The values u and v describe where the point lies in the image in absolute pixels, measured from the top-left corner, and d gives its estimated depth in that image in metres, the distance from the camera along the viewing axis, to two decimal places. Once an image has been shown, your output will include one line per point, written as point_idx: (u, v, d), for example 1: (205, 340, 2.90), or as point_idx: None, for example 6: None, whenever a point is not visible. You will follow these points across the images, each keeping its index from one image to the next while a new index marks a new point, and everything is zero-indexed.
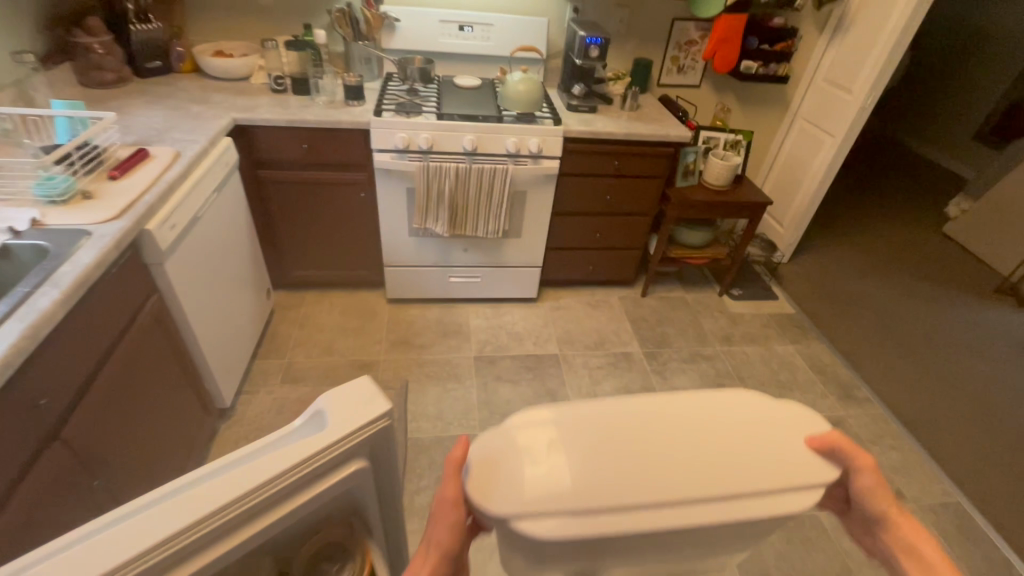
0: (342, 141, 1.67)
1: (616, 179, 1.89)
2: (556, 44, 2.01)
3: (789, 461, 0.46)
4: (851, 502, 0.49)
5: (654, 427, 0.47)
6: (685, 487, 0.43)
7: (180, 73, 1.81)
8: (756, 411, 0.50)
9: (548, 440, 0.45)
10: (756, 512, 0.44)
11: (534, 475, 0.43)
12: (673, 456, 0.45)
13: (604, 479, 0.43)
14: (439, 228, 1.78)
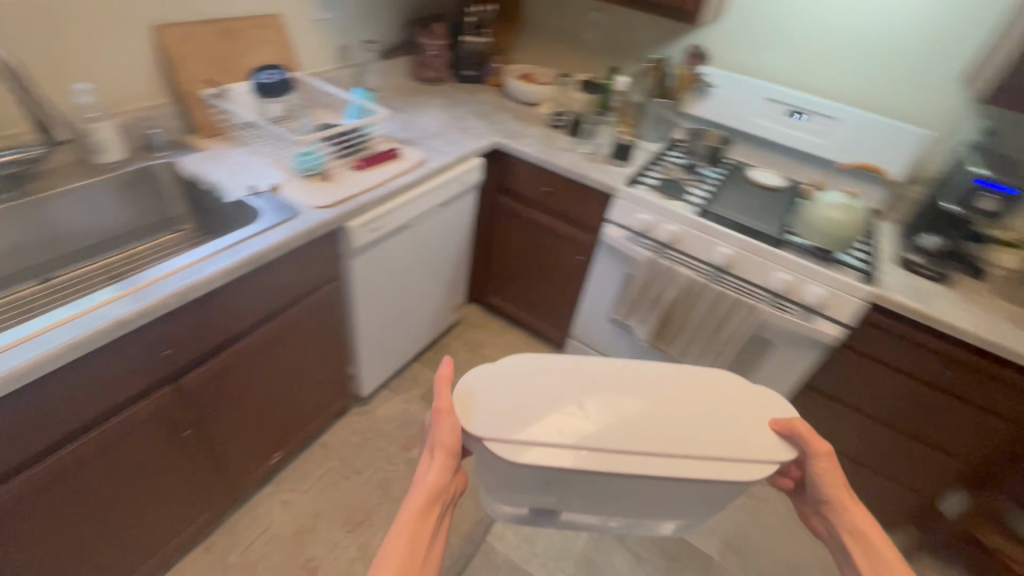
0: (582, 198, 1.48)
1: (936, 391, 1.20)
2: (930, 168, 1.39)
3: (686, 415, 0.74)
4: (811, 483, 0.71)
5: (561, 386, 0.76)
6: (594, 429, 0.69)
7: (487, 85, 1.90)
8: (722, 390, 0.78)
9: (495, 390, 0.74)
10: (715, 466, 0.67)
11: (508, 404, 0.71)
12: (643, 431, 0.70)
13: (536, 417, 0.70)
14: (640, 333, 1.45)
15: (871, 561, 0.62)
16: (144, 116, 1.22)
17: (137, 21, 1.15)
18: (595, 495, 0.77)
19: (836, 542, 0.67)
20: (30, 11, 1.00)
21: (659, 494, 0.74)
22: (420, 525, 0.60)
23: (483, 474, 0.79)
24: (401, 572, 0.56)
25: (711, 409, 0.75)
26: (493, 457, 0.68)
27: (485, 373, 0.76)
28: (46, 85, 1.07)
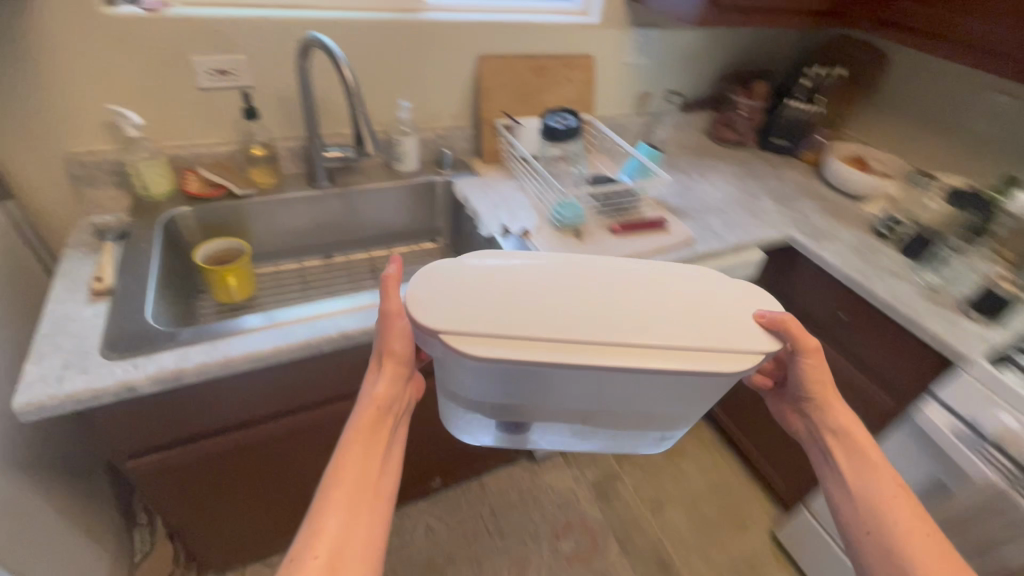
0: (898, 347, 1.07)
1: None
2: None
3: (712, 327, 0.56)
4: (846, 428, 0.66)
5: (522, 263, 0.60)
6: (637, 333, 0.53)
7: (798, 159, 1.57)
8: (729, 291, 0.61)
9: (475, 281, 0.56)
10: (707, 360, 0.53)
11: (465, 293, 0.55)
12: (574, 312, 0.55)
13: (523, 314, 0.53)
14: None
15: (876, 542, 0.59)
16: (444, 135, 1.31)
17: (467, 51, 1.23)
18: (557, 400, 0.61)
19: (822, 449, 0.67)
20: (391, 36, 1.14)
21: (647, 399, 0.59)
22: (371, 435, 0.61)
23: (445, 375, 0.61)
24: (357, 491, 0.57)
25: (727, 315, 0.58)
26: (452, 359, 0.54)
27: (463, 273, 0.57)
28: (382, 98, 1.21)
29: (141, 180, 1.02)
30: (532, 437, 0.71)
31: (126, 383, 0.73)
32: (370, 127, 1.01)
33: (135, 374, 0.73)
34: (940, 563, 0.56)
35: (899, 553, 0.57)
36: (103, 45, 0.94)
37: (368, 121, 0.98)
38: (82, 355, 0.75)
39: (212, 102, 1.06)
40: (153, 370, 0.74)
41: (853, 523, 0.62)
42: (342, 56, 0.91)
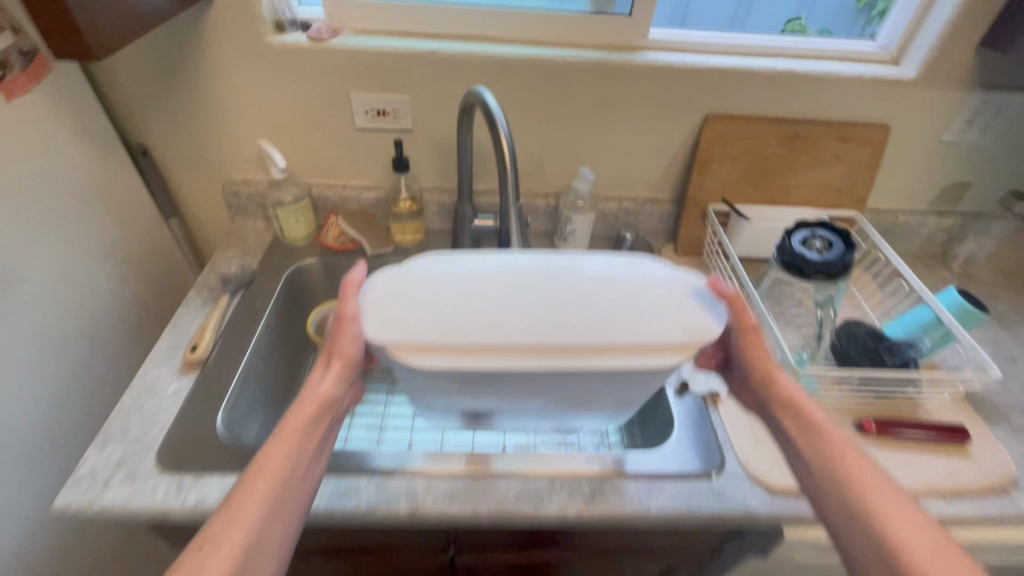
0: None
1: None
2: None
3: (607, 308, 0.52)
4: (770, 381, 0.57)
5: (468, 259, 0.56)
6: (550, 327, 0.50)
7: None
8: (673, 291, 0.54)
9: (419, 281, 0.54)
10: (615, 359, 0.50)
11: (415, 305, 0.52)
12: (491, 293, 0.53)
13: (459, 317, 0.51)
14: None
15: (876, 555, 0.45)
16: (632, 210, 0.99)
17: (691, 107, 0.88)
18: (559, 391, 0.57)
19: (777, 429, 0.56)
20: (588, 83, 0.85)
21: (582, 385, 0.55)
22: (309, 433, 0.55)
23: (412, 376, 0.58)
24: (277, 480, 0.50)
25: (641, 301, 0.53)
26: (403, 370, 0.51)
27: (406, 269, 0.55)
28: (562, 157, 0.94)
29: (279, 223, 0.92)
30: (497, 423, 0.70)
31: (160, 511, 0.60)
32: (521, 220, 0.72)
33: (172, 504, 0.60)
34: (931, 558, 0.43)
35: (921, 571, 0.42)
36: (265, 76, 0.83)
37: (524, 229, 0.73)
38: (140, 453, 0.65)
39: (369, 144, 0.91)
40: (191, 502, 0.61)
41: (855, 529, 0.47)
42: (504, 125, 0.66)
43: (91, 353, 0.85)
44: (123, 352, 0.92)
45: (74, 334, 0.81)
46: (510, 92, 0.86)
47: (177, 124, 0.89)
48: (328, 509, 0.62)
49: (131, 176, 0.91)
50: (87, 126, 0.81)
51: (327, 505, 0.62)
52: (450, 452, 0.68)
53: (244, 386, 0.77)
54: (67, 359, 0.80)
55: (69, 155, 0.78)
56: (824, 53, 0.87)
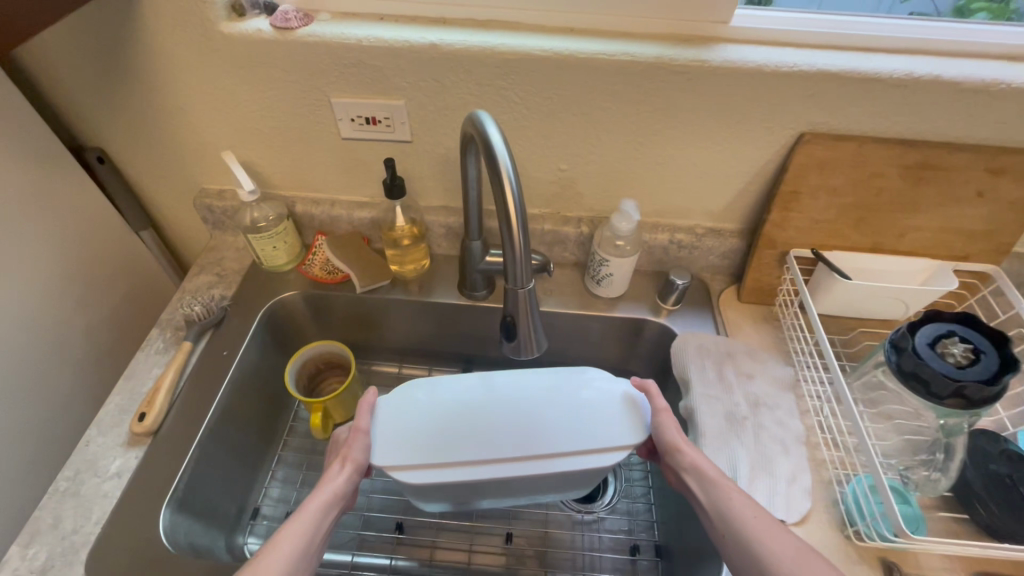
0: None
1: None
2: None
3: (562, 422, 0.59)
4: (680, 450, 0.57)
5: (464, 388, 0.62)
6: (527, 443, 0.57)
7: None
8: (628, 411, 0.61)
9: (398, 409, 0.60)
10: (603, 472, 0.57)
11: (419, 432, 0.58)
12: (485, 430, 0.58)
13: (454, 446, 0.57)
14: None
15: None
16: (688, 244, 0.78)
17: (780, 121, 0.65)
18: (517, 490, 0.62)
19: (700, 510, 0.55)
20: (640, 88, 0.63)
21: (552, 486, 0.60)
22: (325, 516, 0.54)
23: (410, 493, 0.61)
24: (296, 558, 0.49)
25: (586, 412, 0.60)
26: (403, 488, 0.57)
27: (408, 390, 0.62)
28: (601, 177, 0.74)
29: (255, 250, 0.77)
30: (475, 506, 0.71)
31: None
32: (535, 309, 0.49)
33: None
34: None
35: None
36: (224, 73, 0.66)
37: (526, 310, 0.49)
38: (69, 557, 0.55)
39: (359, 156, 0.74)
40: None
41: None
42: (511, 170, 0.46)
43: (53, 396, 0.75)
44: (96, 387, 0.83)
45: (28, 378, 0.72)
46: (535, 98, 0.65)
47: (133, 128, 0.74)
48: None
49: (88, 188, 0.77)
50: (19, 136, 0.67)
51: None
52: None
53: (201, 461, 0.65)
54: (22, 408, 0.71)
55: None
56: (985, 49, 0.61)
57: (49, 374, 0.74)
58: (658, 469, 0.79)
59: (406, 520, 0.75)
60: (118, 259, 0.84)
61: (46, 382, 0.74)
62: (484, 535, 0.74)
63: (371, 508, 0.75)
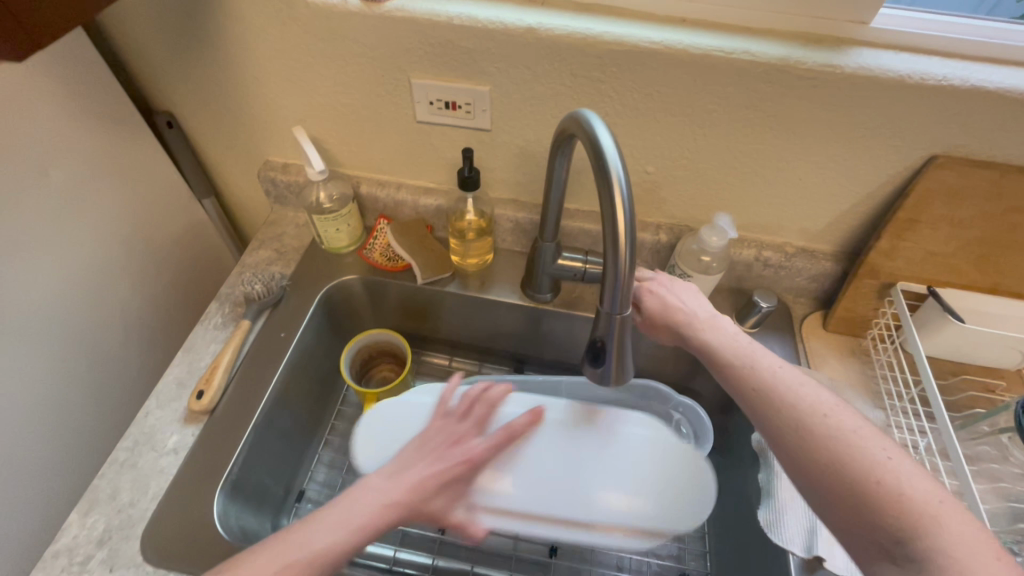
0: None
1: None
2: None
3: None
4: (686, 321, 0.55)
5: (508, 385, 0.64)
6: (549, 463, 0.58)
7: None
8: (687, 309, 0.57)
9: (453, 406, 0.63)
10: None
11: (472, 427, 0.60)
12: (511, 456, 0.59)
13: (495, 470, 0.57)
14: None
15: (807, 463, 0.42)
16: (776, 263, 0.72)
17: (909, 140, 0.57)
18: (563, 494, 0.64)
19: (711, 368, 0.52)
20: (755, 92, 0.56)
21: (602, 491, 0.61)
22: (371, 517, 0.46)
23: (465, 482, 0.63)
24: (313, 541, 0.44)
25: None
26: None
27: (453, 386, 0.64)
28: (691, 184, 0.68)
29: (318, 230, 0.75)
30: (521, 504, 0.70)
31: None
32: (628, 336, 0.45)
33: None
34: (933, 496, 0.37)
35: (877, 473, 0.39)
36: (303, 45, 0.62)
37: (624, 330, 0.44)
38: (126, 529, 0.55)
39: (433, 141, 0.70)
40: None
41: (806, 441, 0.42)
42: (623, 181, 0.41)
43: (113, 360, 0.76)
44: (154, 352, 0.83)
45: (93, 341, 0.72)
46: (634, 95, 0.59)
47: (205, 95, 0.71)
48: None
49: (156, 152, 0.76)
50: (93, 97, 0.66)
51: None
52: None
53: (255, 444, 0.64)
54: (86, 370, 0.72)
55: (71, 136, 0.64)
56: None
57: (112, 337, 0.75)
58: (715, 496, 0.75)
59: None
60: (180, 225, 0.83)
61: (110, 345, 0.75)
62: (527, 543, 0.72)
63: None
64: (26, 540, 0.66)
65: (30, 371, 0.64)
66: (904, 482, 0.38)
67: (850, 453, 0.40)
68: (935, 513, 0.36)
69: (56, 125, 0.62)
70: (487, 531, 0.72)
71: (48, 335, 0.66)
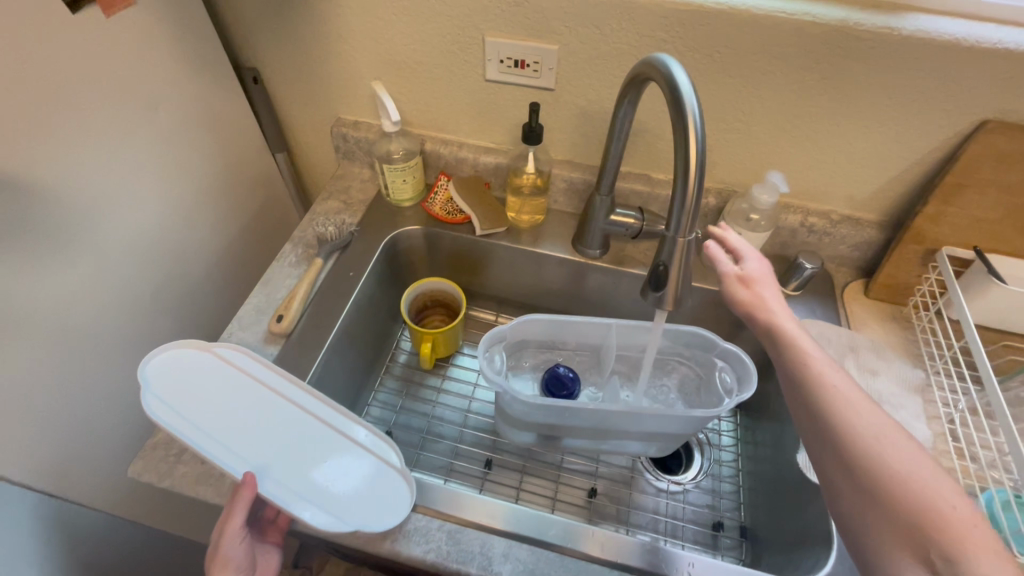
0: None
1: None
2: None
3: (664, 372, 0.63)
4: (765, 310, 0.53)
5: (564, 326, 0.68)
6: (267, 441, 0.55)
7: None
8: (195, 386, 0.56)
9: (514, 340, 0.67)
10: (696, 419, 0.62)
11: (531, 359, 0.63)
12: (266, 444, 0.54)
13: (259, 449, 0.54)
14: None
15: (868, 494, 0.41)
16: (820, 229, 0.75)
17: (961, 104, 0.60)
18: (608, 432, 0.67)
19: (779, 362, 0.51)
20: (813, 53, 0.60)
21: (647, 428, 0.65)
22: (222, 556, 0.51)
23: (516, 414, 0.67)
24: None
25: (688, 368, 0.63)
26: (512, 404, 0.64)
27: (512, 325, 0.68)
28: (742, 147, 0.71)
29: (385, 181, 0.80)
30: (564, 446, 0.74)
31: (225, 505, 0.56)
32: (688, 260, 0.49)
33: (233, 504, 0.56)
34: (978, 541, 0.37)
35: (957, 531, 0.37)
36: (389, 3, 0.67)
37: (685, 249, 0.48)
38: None
39: (498, 100, 0.74)
40: None
41: (833, 432, 0.44)
42: (697, 117, 0.45)
43: (193, 294, 0.82)
44: (223, 294, 0.90)
45: (176, 274, 0.78)
46: (695, 56, 0.63)
47: (290, 51, 0.77)
48: (396, 548, 0.54)
49: (241, 105, 0.82)
50: (198, 48, 0.72)
51: (388, 545, 0.54)
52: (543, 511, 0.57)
53: (325, 369, 0.69)
54: (168, 300, 0.78)
55: (180, 82, 0.71)
56: None
57: (192, 273, 0.81)
58: (750, 453, 0.78)
59: (494, 457, 0.77)
60: (256, 177, 0.90)
61: (189, 280, 0.81)
62: (568, 485, 0.75)
63: (462, 441, 0.78)
64: (115, 449, 0.73)
65: (128, 293, 0.70)
66: (915, 481, 0.40)
67: (896, 482, 0.40)
68: (978, 546, 0.37)
69: (170, 73, 0.69)
70: (529, 470, 0.76)
71: (145, 263, 0.72)
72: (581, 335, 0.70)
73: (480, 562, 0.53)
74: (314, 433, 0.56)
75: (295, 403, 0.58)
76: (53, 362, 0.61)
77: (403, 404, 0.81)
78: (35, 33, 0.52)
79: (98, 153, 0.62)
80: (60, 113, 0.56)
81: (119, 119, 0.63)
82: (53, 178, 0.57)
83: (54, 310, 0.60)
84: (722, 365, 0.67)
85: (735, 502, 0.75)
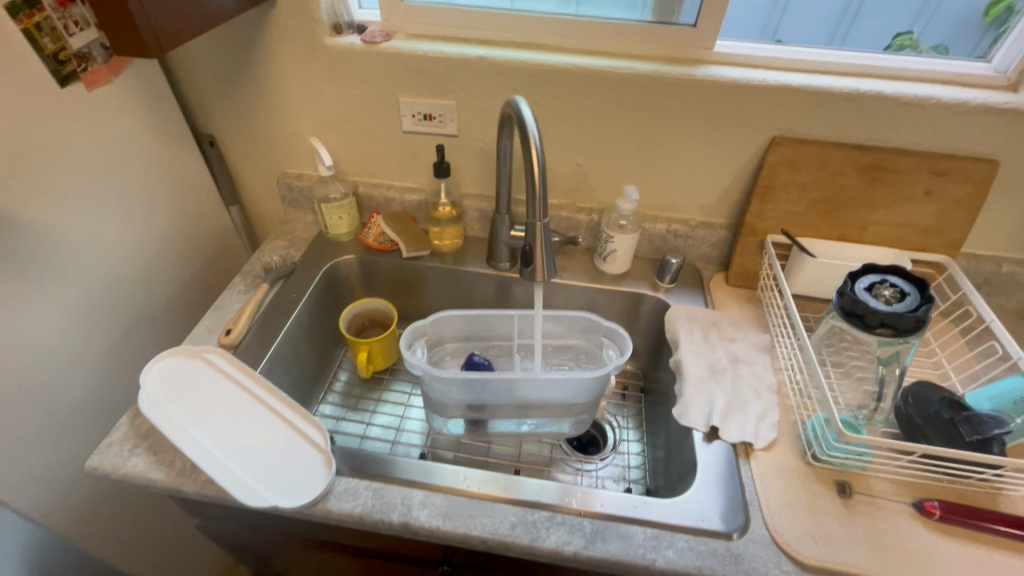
0: None
1: None
2: None
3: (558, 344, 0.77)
4: None
5: (477, 314, 0.82)
6: (229, 424, 0.67)
7: None
8: (179, 382, 0.71)
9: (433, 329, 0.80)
10: (585, 379, 0.74)
11: None
12: (227, 425, 0.67)
13: (220, 432, 0.66)
14: None
15: None
16: (682, 233, 0.93)
17: (754, 127, 0.80)
18: (518, 405, 0.78)
19: None
20: (642, 95, 0.80)
21: (549, 394, 0.76)
22: None
23: (436, 394, 0.77)
24: None
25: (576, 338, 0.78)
26: (433, 384, 0.75)
27: (433, 320, 0.81)
28: (610, 172, 0.89)
29: (324, 219, 0.94)
30: (489, 432, 0.83)
31: (174, 485, 0.63)
32: (547, 242, 0.66)
33: (179, 479, 0.63)
34: None
35: None
36: (320, 76, 0.85)
37: (541, 231, 0.65)
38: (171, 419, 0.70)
39: (415, 146, 0.92)
40: (196, 483, 0.63)
41: None
42: (537, 137, 0.62)
43: (151, 330, 0.91)
44: (179, 332, 0.98)
45: (139, 309, 0.88)
46: (558, 102, 0.82)
47: (241, 118, 0.93)
48: (326, 506, 0.62)
49: (200, 165, 0.97)
50: (163, 118, 0.87)
51: (319, 503, 0.62)
52: (457, 466, 0.67)
53: (270, 374, 0.79)
54: (129, 333, 0.86)
55: (147, 144, 0.85)
56: (920, 75, 0.77)
57: (155, 308, 0.91)
58: (653, 428, 0.89)
59: (429, 451, 0.84)
60: (211, 228, 1.03)
61: (152, 316, 0.91)
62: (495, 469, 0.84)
63: (399, 439, 0.86)
64: (72, 473, 0.77)
65: (94, 323, 0.80)
66: None
67: None
68: None
69: (141, 137, 0.83)
70: (460, 459, 0.84)
71: (109, 297, 0.82)
72: (492, 326, 0.83)
73: (404, 508, 0.62)
74: (265, 417, 0.69)
75: (253, 394, 0.71)
76: (19, 379, 0.69)
77: (345, 413, 0.90)
78: (29, 101, 0.65)
79: (75, 198, 0.74)
80: (45, 163, 0.69)
81: (94, 171, 0.76)
82: (32, 215, 0.68)
83: (27, 332, 0.69)
84: (608, 342, 0.81)
85: (642, 471, 0.85)
